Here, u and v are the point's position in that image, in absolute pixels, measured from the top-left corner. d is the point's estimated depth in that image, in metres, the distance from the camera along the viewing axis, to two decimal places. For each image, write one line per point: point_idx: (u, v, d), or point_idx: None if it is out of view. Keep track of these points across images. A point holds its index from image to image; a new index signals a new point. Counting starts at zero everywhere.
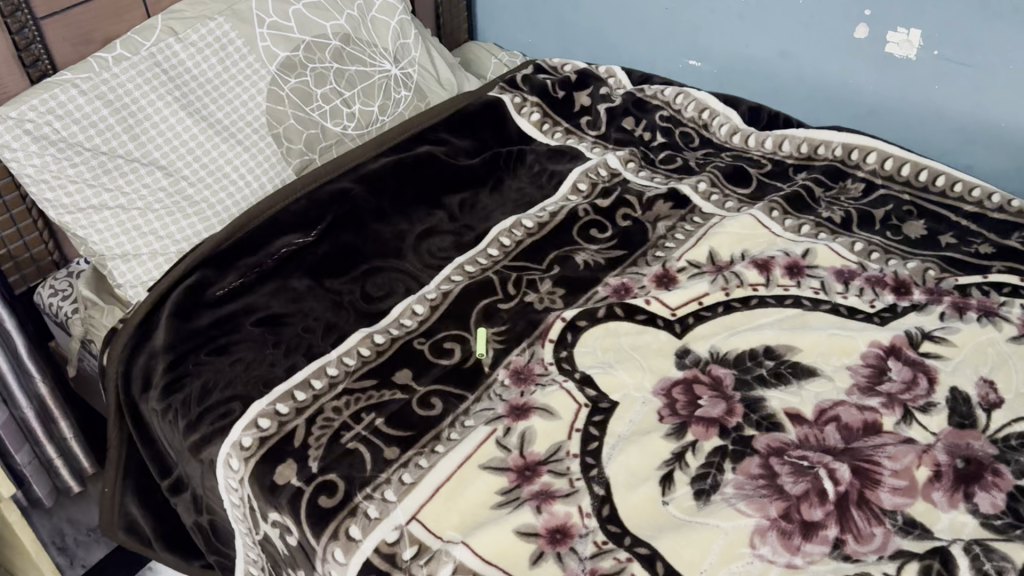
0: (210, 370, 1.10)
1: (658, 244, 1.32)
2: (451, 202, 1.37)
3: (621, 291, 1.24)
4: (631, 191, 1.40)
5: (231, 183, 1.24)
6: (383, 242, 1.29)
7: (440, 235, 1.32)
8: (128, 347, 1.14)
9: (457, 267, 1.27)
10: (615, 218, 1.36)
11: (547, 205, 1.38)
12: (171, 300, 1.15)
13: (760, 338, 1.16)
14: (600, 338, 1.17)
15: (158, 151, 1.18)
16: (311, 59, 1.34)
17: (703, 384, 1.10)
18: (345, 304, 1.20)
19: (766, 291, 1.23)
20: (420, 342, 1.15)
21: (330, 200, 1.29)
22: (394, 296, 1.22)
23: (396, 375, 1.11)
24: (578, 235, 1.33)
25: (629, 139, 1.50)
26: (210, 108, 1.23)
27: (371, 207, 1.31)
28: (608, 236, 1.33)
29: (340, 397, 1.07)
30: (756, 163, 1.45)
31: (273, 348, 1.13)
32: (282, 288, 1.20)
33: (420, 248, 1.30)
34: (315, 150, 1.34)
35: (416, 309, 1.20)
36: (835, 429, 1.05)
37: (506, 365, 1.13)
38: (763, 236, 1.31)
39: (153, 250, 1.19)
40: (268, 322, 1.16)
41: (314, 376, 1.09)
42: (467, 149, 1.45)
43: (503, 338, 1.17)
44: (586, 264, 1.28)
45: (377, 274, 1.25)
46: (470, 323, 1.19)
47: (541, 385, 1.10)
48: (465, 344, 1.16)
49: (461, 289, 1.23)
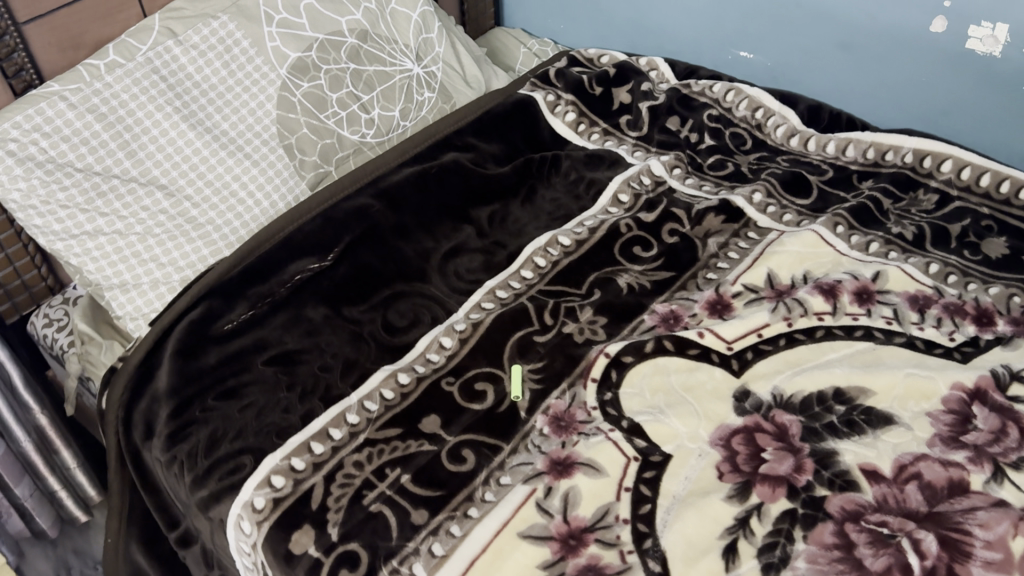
0: (218, 418, 1.00)
1: (710, 265, 1.19)
2: (479, 216, 1.25)
3: (669, 320, 1.12)
4: (679, 203, 1.27)
5: (239, 203, 1.12)
6: (406, 263, 1.17)
7: (467, 255, 1.20)
8: (129, 389, 1.04)
9: (488, 292, 1.15)
10: (661, 234, 1.23)
11: (585, 220, 1.26)
12: (174, 337, 1.04)
13: (829, 378, 1.04)
14: (649, 377, 1.05)
15: (158, 168, 1.07)
16: (324, 60, 1.20)
17: (766, 433, 0.99)
18: (366, 336, 1.09)
19: (833, 321, 1.11)
20: (449, 382, 1.05)
21: (348, 218, 1.17)
22: (420, 328, 1.11)
23: (422, 423, 1.00)
24: (620, 254, 1.21)
25: (674, 141, 1.37)
26: (213, 118, 1.11)
27: (392, 226, 1.19)
28: (653, 255, 1.21)
29: (362, 450, 0.97)
30: (816, 169, 1.32)
31: (287, 392, 1.02)
32: (297, 321, 1.08)
33: (446, 270, 1.18)
34: (331, 162, 1.22)
35: (443, 342, 1.09)
36: (917, 488, 0.93)
37: (545, 411, 1.02)
38: (827, 255, 1.19)
39: (154, 279, 1.08)
40: (281, 360, 1.04)
41: (333, 424, 0.99)
42: (496, 154, 1.32)
43: (540, 377, 1.05)
44: (629, 288, 1.16)
45: (399, 301, 1.14)
46: (504, 359, 1.07)
47: (584, 435, 0.98)
48: (498, 385, 1.05)
49: (493, 319, 1.11)
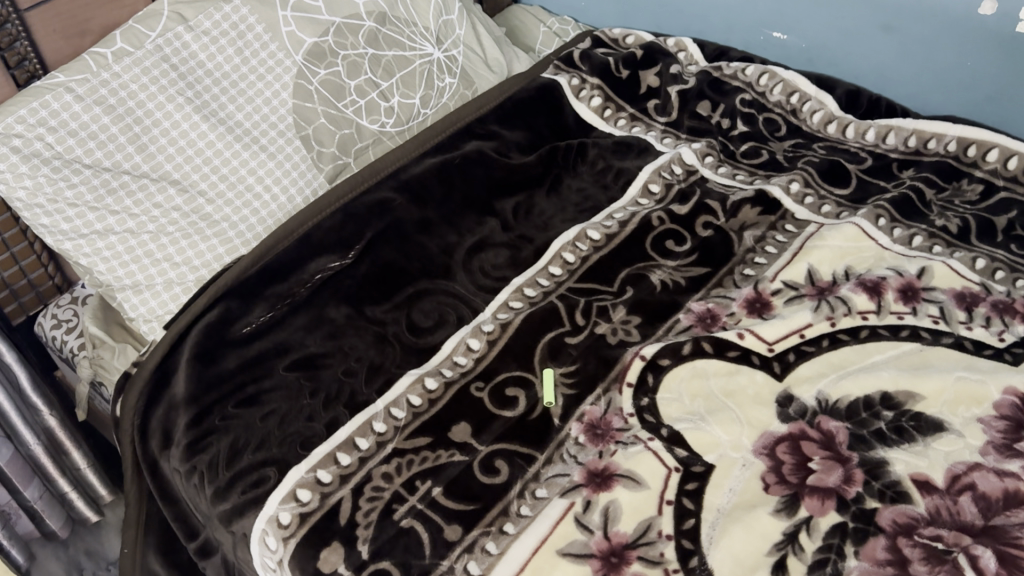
0: (239, 426, 0.95)
1: (747, 260, 1.15)
2: (504, 208, 1.20)
3: (706, 319, 1.08)
4: (712, 194, 1.22)
5: (255, 197, 1.07)
6: (430, 259, 1.12)
7: (493, 250, 1.15)
8: (145, 396, 0.99)
9: (516, 290, 1.11)
10: (695, 227, 1.18)
11: (615, 212, 1.20)
12: (190, 342, 1.00)
13: (876, 382, 1.00)
14: (687, 382, 1.01)
15: (170, 163, 1.02)
16: (341, 45, 1.14)
17: (812, 441, 0.95)
18: (390, 338, 1.04)
19: (877, 320, 1.07)
20: (479, 386, 1.00)
21: (369, 213, 1.12)
22: (445, 329, 1.07)
23: (453, 432, 0.95)
24: (652, 248, 1.16)
25: (705, 128, 1.32)
26: (227, 109, 1.06)
27: (414, 221, 1.14)
28: (687, 249, 1.16)
29: (391, 461, 0.92)
30: (853, 158, 1.26)
31: (310, 399, 0.97)
32: (319, 322, 1.03)
33: (471, 266, 1.13)
34: (350, 153, 1.16)
35: (471, 344, 1.04)
36: (971, 500, 0.89)
37: (580, 418, 0.97)
38: (869, 250, 1.14)
39: (168, 279, 1.03)
40: (303, 364, 1.00)
41: (360, 433, 0.94)
42: (520, 143, 1.26)
43: (573, 382, 1.01)
44: (663, 285, 1.12)
45: (423, 300, 1.09)
46: (535, 363, 1.03)
47: (622, 444, 0.94)
48: (530, 390, 1.00)
49: (522, 319, 1.07)
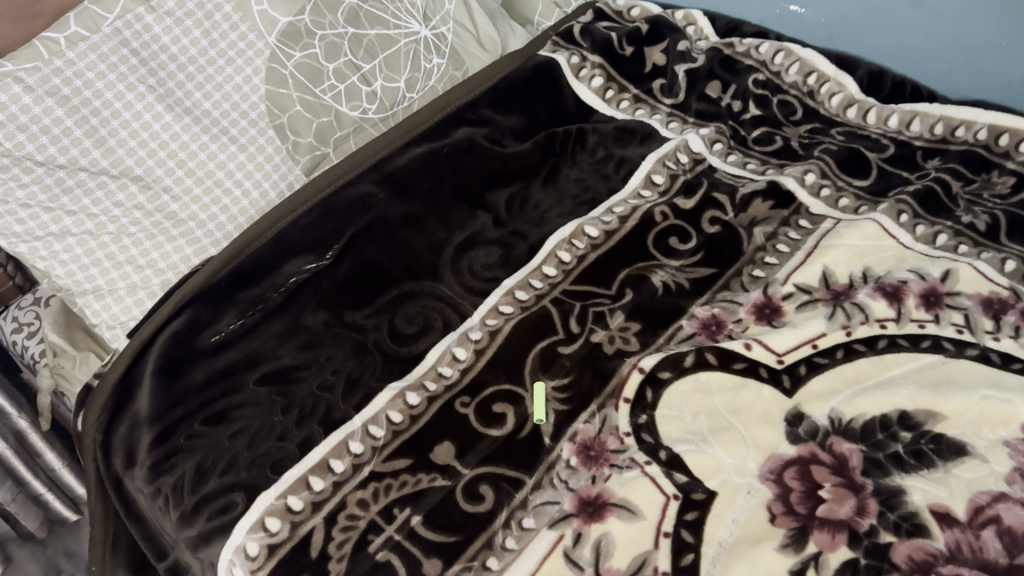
0: (207, 446, 0.89)
1: (756, 260, 1.06)
2: (497, 200, 1.11)
3: (711, 327, 1.00)
4: (721, 186, 1.13)
5: (225, 193, 0.99)
6: (416, 258, 1.05)
7: (483, 248, 1.07)
8: (108, 409, 0.93)
9: (506, 293, 1.03)
10: (701, 223, 1.10)
11: (615, 205, 1.12)
12: (155, 353, 0.93)
13: (893, 400, 0.92)
14: (689, 397, 0.94)
15: (132, 158, 0.93)
16: (319, 24, 1.04)
17: (822, 466, 0.88)
18: (370, 346, 0.97)
19: (897, 329, 0.99)
20: (464, 402, 0.93)
21: (350, 209, 1.04)
22: (430, 336, 0.99)
23: (435, 453, 0.89)
24: (655, 246, 1.08)
25: (713, 111, 1.23)
26: (193, 97, 0.97)
27: (398, 217, 1.06)
28: (692, 247, 1.08)
29: (367, 486, 0.86)
30: (874, 146, 1.17)
31: (282, 415, 0.91)
32: (294, 330, 0.96)
33: (459, 266, 1.06)
34: (329, 143, 1.07)
35: (457, 354, 0.97)
36: (995, 534, 0.81)
37: (572, 438, 0.90)
38: (890, 249, 1.06)
39: (131, 283, 0.96)
40: (276, 378, 0.93)
41: (334, 455, 0.88)
42: (514, 129, 1.17)
43: (566, 397, 0.94)
44: (665, 287, 1.04)
45: (407, 304, 1.01)
46: (525, 375, 0.96)
47: (617, 468, 0.87)
48: (520, 405, 0.93)
49: (513, 326, 0.99)
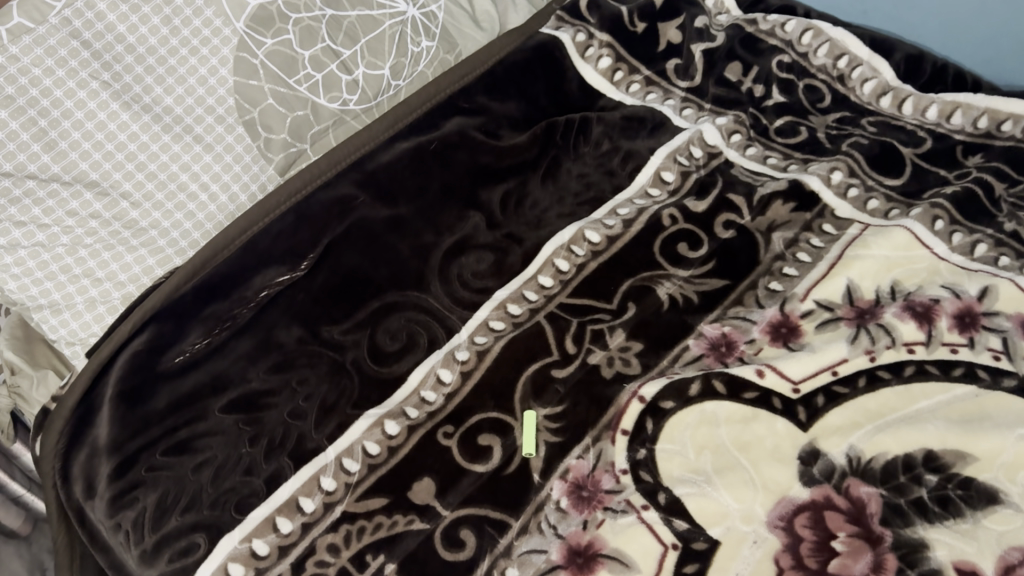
0: (169, 479, 0.82)
1: (773, 271, 0.97)
2: (490, 199, 1.02)
3: (721, 348, 0.91)
4: (737, 184, 1.04)
5: (191, 198, 0.91)
6: (401, 265, 0.96)
7: (474, 253, 0.99)
8: (67, 435, 0.85)
9: (498, 306, 0.94)
10: (713, 227, 1.00)
11: (619, 206, 1.03)
12: (115, 376, 0.84)
13: (919, 439, 0.84)
14: (693, 430, 0.85)
15: (86, 161, 0.85)
16: (293, 7, 0.94)
17: (837, 513, 0.80)
18: (348, 367, 0.90)
19: (927, 355, 0.89)
20: (447, 432, 0.86)
21: (327, 213, 0.95)
22: (413, 355, 0.91)
23: (414, 491, 0.82)
24: (662, 254, 0.98)
25: (732, 97, 1.12)
26: (153, 93, 0.89)
27: (381, 220, 0.97)
28: (703, 255, 0.98)
29: (338, 530, 0.79)
30: (909, 139, 1.06)
31: (249, 446, 0.84)
32: (264, 349, 0.89)
33: (448, 274, 0.97)
34: (305, 139, 0.98)
35: (442, 376, 0.90)
36: None
37: (563, 475, 0.83)
38: (922, 261, 0.96)
39: (90, 298, 0.88)
40: (243, 404, 0.86)
41: (305, 493, 0.81)
42: (512, 117, 1.07)
43: (559, 427, 0.86)
44: (672, 301, 0.95)
45: (389, 318, 0.93)
46: (515, 403, 0.88)
47: (611, 512, 0.80)
48: (508, 437, 0.86)
49: (504, 345, 0.91)
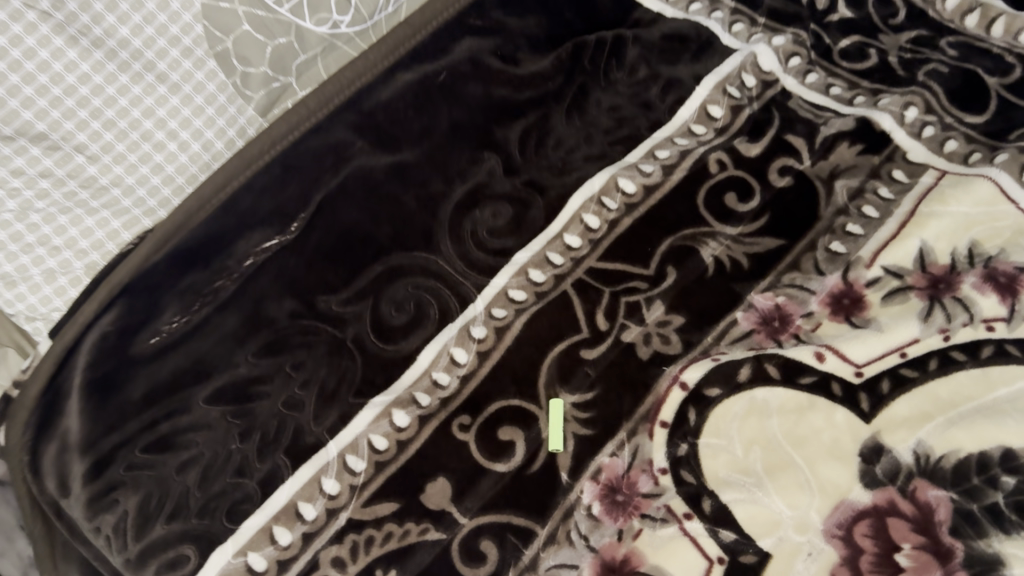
0: (152, 480, 0.70)
1: (835, 229, 0.84)
2: (508, 137, 0.88)
3: (774, 323, 0.80)
4: (796, 123, 0.90)
5: (158, 148, 0.75)
6: (407, 221, 0.84)
7: (489, 205, 0.86)
8: (34, 424, 0.67)
9: (518, 271, 0.83)
10: (767, 174, 0.87)
11: (658, 147, 0.89)
12: (82, 363, 0.69)
13: (998, 434, 0.72)
14: (741, 422, 0.75)
15: (29, 108, 0.68)
16: None
17: (902, 521, 0.70)
18: (349, 345, 0.79)
19: (1010, 334, 0.77)
20: (464, 424, 0.76)
21: (317, 164, 0.80)
22: (422, 330, 0.80)
23: (427, 495, 0.73)
24: (708, 208, 0.86)
25: (791, 10, 0.96)
26: (105, 23, 0.71)
27: (383, 169, 0.83)
28: (755, 207, 0.86)
29: (343, 541, 0.71)
30: (995, 66, 0.91)
31: (239, 443, 0.74)
32: (252, 326, 0.77)
33: (461, 232, 0.84)
34: (289, 72, 0.82)
35: (457, 357, 0.79)
36: None
37: (595, 476, 0.74)
38: (1009, 220, 0.82)
39: (48, 268, 0.72)
40: (231, 394, 0.75)
41: (305, 498, 0.72)
42: (534, 36, 0.90)
43: (590, 418, 0.77)
44: (718, 266, 0.83)
45: (394, 285, 0.82)
46: (540, 390, 0.78)
47: (650, 521, 0.72)
48: (532, 429, 0.76)
49: (527, 322, 0.81)
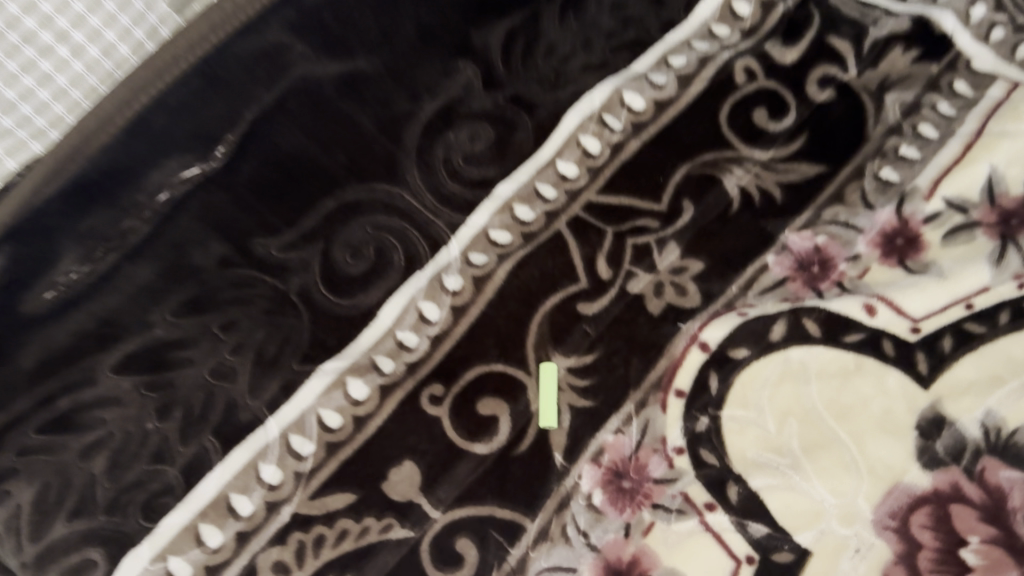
0: (50, 465, 0.56)
1: (886, 152, 0.69)
2: (490, 44, 0.64)
3: (812, 268, 0.66)
4: (841, 24, 0.74)
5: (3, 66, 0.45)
6: (370, 143, 0.62)
7: (465, 125, 0.67)
8: None
9: (502, 208, 0.68)
10: (805, 86, 0.72)
11: (672, 53, 0.71)
12: None
13: None
14: (773, 390, 0.62)
15: None
16: None
17: (969, 508, 0.56)
18: (292, 300, 0.63)
19: None
20: (435, 396, 0.63)
21: (244, 73, 0.51)
22: (384, 280, 0.66)
23: (391, 484, 0.61)
24: (733, 129, 0.70)
25: None
26: None
27: (331, 82, 0.57)
28: (789, 126, 0.71)
29: (288, 542, 0.59)
30: None
31: (157, 422, 0.60)
32: (173, 280, 0.57)
33: (431, 157, 0.66)
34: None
35: (428, 314, 0.65)
36: None
37: (597, 458, 0.62)
38: None
39: None
40: (147, 362, 0.59)
41: (240, 489, 0.60)
42: None
43: (588, 387, 0.64)
44: (745, 200, 0.68)
45: (348, 226, 0.64)
46: (529, 354, 0.65)
47: (664, 513, 0.59)
48: (519, 402, 0.63)
49: (512, 272, 0.67)
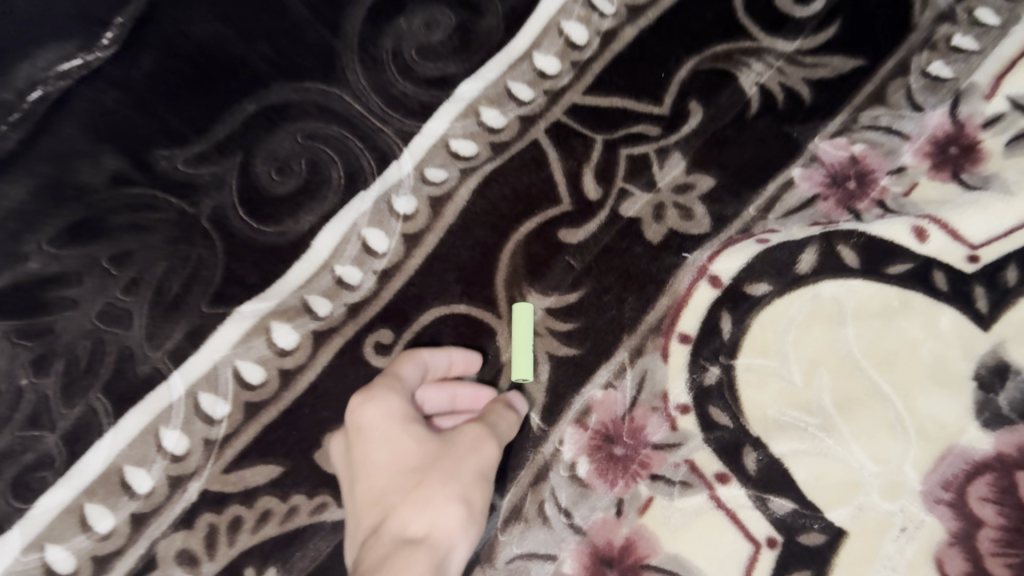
0: None
1: (935, 43, 0.55)
2: None
3: (846, 184, 0.54)
4: None
5: None
6: (299, 33, 0.52)
7: (421, 11, 0.54)
8: None
9: (464, 112, 0.54)
10: None
11: None
12: None
13: None
14: (800, 335, 0.50)
15: None
16: None
17: None
18: (202, 227, 0.51)
19: None
20: (383, 343, 0.51)
21: None
22: (319, 202, 0.52)
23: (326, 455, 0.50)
24: (748, 13, 0.56)
25: None
26: None
27: None
28: (820, 11, 0.56)
29: (196, 527, 0.48)
30: None
31: (30, 377, 0.48)
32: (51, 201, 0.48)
33: (379, 50, 0.53)
34: None
35: (374, 245, 0.52)
36: None
37: (583, 421, 0.51)
38: None
39: None
40: (18, 300, 0.48)
41: (136, 464, 0.48)
42: None
43: (573, 331, 0.52)
44: (766, 102, 0.55)
45: (274, 134, 0.52)
46: (499, 291, 0.53)
47: (664, 488, 0.49)
48: (488, 350, 0.52)
49: (476, 192, 0.54)
